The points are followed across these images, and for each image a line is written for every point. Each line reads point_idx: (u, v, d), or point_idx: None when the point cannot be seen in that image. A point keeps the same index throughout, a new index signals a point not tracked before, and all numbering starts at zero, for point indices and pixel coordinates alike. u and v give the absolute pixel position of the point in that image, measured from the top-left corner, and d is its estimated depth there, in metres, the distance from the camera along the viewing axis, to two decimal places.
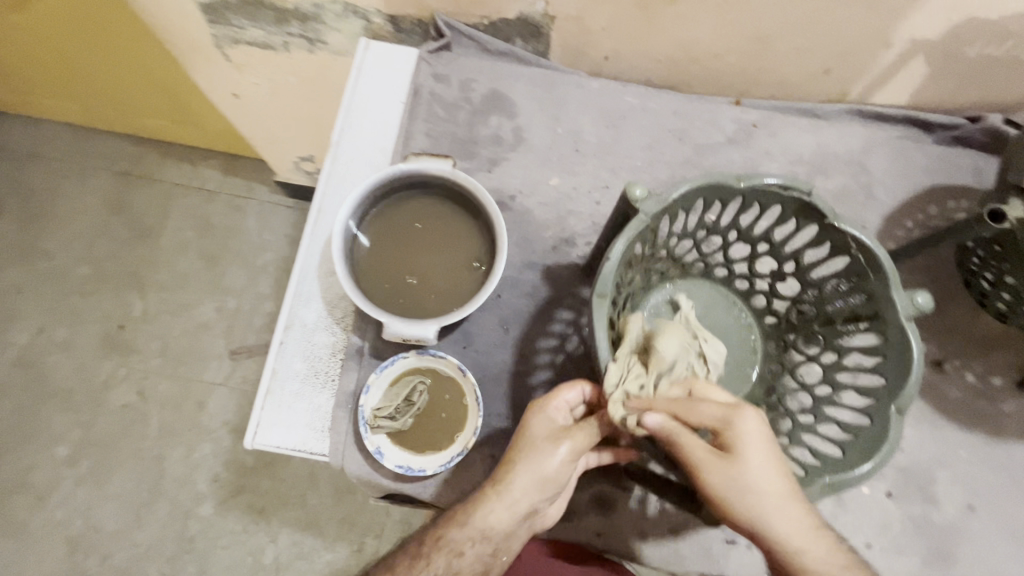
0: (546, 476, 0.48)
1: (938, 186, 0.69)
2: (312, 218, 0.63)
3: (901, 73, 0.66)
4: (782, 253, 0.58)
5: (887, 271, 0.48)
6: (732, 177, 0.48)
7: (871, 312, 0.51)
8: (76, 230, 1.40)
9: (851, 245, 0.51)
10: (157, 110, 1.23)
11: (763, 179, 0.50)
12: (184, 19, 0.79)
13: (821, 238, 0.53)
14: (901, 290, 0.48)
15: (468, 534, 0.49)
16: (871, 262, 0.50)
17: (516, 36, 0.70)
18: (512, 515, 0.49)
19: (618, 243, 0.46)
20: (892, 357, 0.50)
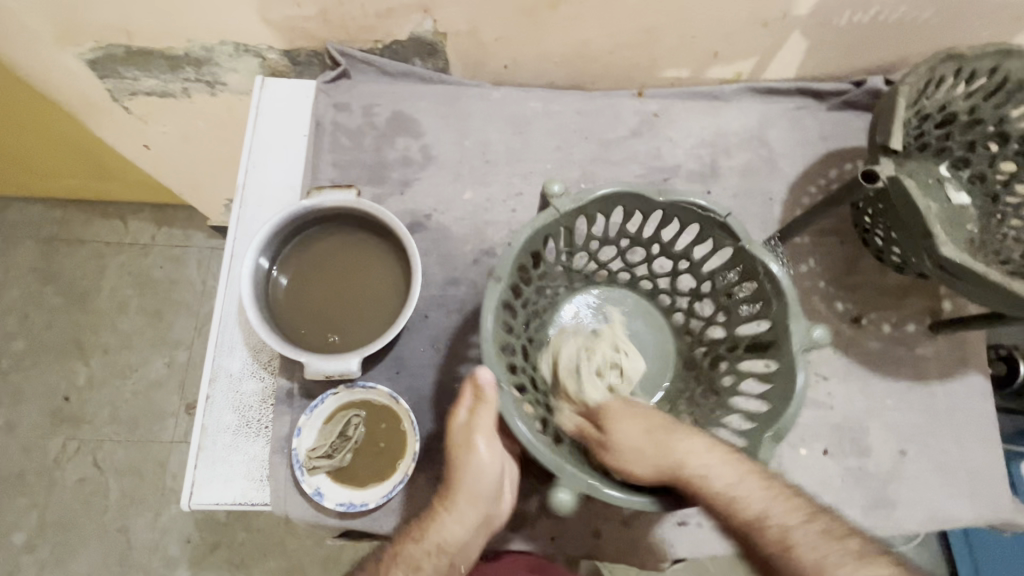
0: (477, 470, 0.50)
1: (834, 151, 0.72)
2: (225, 264, 0.62)
3: (783, 49, 0.68)
4: (699, 269, 0.61)
5: (787, 297, 0.51)
6: (648, 188, 0.52)
7: (769, 339, 0.54)
8: (6, 304, 1.34)
9: (760, 272, 0.53)
10: (73, 170, 1.19)
11: (682, 194, 0.54)
12: (74, 77, 0.77)
13: (737, 264, 0.56)
14: (799, 319, 0.51)
15: (424, 548, 0.49)
16: (775, 288, 0.52)
17: (413, 56, 0.70)
18: (464, 525, 0.50)
19: (525, 231, 0.50)
20: (783, 359, 0.52)
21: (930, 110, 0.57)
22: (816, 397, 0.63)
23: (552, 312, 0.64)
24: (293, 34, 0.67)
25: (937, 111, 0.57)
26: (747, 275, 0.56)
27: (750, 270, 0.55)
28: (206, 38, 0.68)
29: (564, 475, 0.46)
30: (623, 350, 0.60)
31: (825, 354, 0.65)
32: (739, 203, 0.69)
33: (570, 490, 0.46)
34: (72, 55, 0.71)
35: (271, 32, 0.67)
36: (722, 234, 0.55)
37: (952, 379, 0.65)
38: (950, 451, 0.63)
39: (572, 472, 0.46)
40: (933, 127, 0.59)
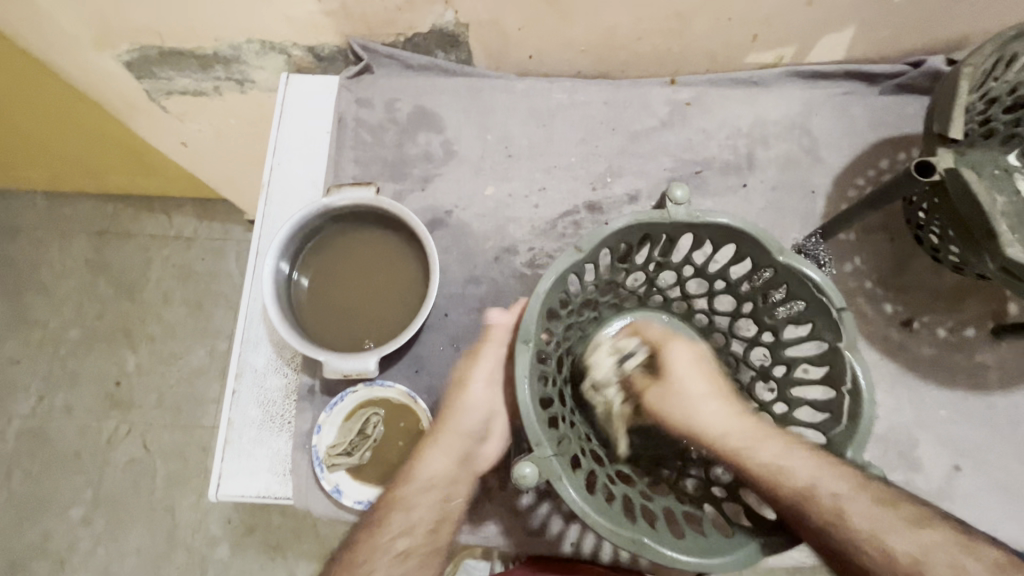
0: (464, 407, 0.53)
1: (885, 139, 0.66)
2: (251, 261, 0.63)
3: (830, 30, 0.63)
4: (762, 317, 0.57)
5: (862, 426, 0.45)
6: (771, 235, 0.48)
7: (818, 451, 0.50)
8: (63, 294, 1.43)
9: (846, 382, 0.48)
10: (120, 167, 1.24)
11: (803, 261, 0.49)
12: (113, 78, 0.79)
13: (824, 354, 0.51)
14: (857, 454, 0.46)
15: (416, 486, 0.51)
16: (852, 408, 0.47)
17: (435, 48, 0.69)
18: (449, 461, 0.52)
19: (626, 221, 0.48)
20: (837, 440, 0.48)
21: (996, 93, 0.53)
22: None
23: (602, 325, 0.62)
24: (316, 30, 0.67)
25: (1006, 94, 0.53)
26: (814, 322, 0.51)
27: (825, 325, 0.50)
28: (232, 36, 0.69)
29: (538, 451, 0.43)
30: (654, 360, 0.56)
31: (870, 359, 0.60)
32: (778, 197, 0.65)
33: (538, 468, 0.43)
34: (110, 57, 0.74)
35: (295, 29, 0.67)
36: (798, 285, 0.50)
37: (1016, 389, 0.60)
38: (1011, 468, 0.58)
39: (551, 453, 0.44)
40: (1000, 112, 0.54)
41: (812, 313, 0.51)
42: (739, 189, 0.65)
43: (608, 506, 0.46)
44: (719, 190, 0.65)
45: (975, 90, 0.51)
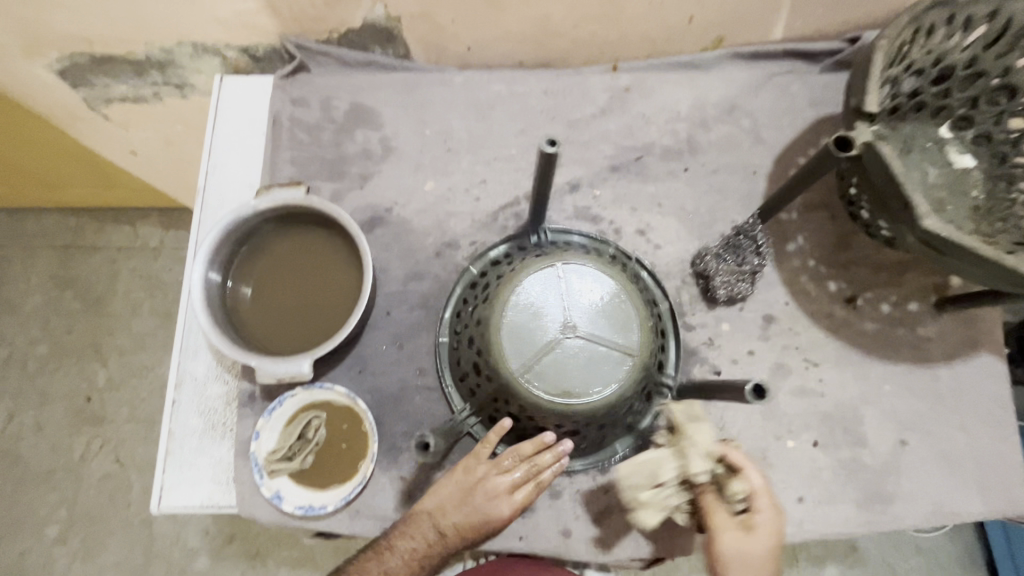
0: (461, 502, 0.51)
1: (825, 117, 0.66)
2: (188, 268, 0.62)
3: (764, 8, 0.63)
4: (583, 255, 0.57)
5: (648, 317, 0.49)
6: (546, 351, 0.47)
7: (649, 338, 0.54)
8: (29, 311, 1.40)
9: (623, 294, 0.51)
10: (77, 179, 1.22)
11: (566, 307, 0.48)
12: (49, 88, 0.77)
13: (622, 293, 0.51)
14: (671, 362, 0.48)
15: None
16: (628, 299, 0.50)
17: (371, 44, 0.68)
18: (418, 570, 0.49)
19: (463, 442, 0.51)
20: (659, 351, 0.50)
21: (920, 65, 0.51)
22: (805, 385, 0.59)
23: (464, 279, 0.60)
24: (247, 30, 0.66)
25: (931, 64, 0.51)
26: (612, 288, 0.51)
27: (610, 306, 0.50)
28: (163, 39, 0.68)
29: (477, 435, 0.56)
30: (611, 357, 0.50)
31: (815, 338, 0.60)
32: (721, 179, 0.64)
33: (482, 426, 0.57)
34: (42, 66, 0.72)
35: (225, 29, 0.66)
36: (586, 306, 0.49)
37: (958, 361, 0.60)
38: (957, 439, 0.58)
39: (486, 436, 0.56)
40: (928, 84, 0.53)
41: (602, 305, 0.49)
42: (681, 172, 0.64)
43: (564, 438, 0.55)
44: (662, 175, 0.64)
45: (892, 66, 0.49)
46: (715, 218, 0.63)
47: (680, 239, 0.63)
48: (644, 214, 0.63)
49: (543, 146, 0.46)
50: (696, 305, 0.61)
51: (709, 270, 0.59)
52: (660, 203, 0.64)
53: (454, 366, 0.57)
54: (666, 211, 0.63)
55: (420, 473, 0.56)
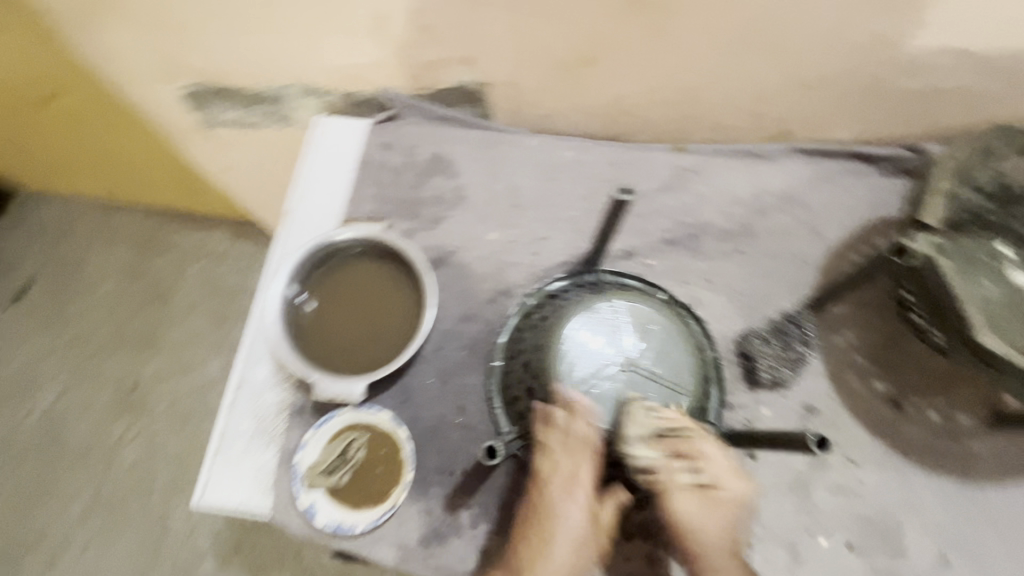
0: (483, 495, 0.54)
1: (883, 219, 0.68)
2: (264, 281, 0.67)
3: (829, 110, 0.67)
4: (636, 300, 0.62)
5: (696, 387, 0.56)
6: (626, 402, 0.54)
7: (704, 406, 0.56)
8: (99, 297, 1.52)
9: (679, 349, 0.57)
10: (169, 184, 1.34)
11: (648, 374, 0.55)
12: (172, 107, 0.88)
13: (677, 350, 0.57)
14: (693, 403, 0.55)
15: None
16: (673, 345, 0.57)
17: (457, 102, 0.75)
18: None
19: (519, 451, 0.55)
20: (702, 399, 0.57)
21: (981, 182, 0.55)
22: (842, 482, 0.58)
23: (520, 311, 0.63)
24: (351, 79, 0.74)
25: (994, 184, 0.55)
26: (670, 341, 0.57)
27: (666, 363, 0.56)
28: (278, 79, 0.76)
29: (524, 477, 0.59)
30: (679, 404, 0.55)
31: (856, 436, 0.60)
32: (775, 264, 0.66)
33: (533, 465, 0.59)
34: (172, 89, 0.82)
35: (333, 76, 0.74)
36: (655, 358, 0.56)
37: (1011, 484, 0.58)
38: (1002, 565, 0.55)
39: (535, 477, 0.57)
40: (993, 203, 0.55)
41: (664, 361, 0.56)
42: (735, 254, 0.66)
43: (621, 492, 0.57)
44: (716, 254, 0.67)
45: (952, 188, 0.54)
46: (765, 301, 0.65)
47: (727, 317, 0.64)
48: (694, 288, 0.65)
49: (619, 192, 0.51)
50: (738, 384, 0.61)
51: (755, 352, 0.61)
52: (711, 280, 0.66)
53: (505, 391, 0.60)
54: (716, 288, 0.65)
55: (447, 509, 0.58)
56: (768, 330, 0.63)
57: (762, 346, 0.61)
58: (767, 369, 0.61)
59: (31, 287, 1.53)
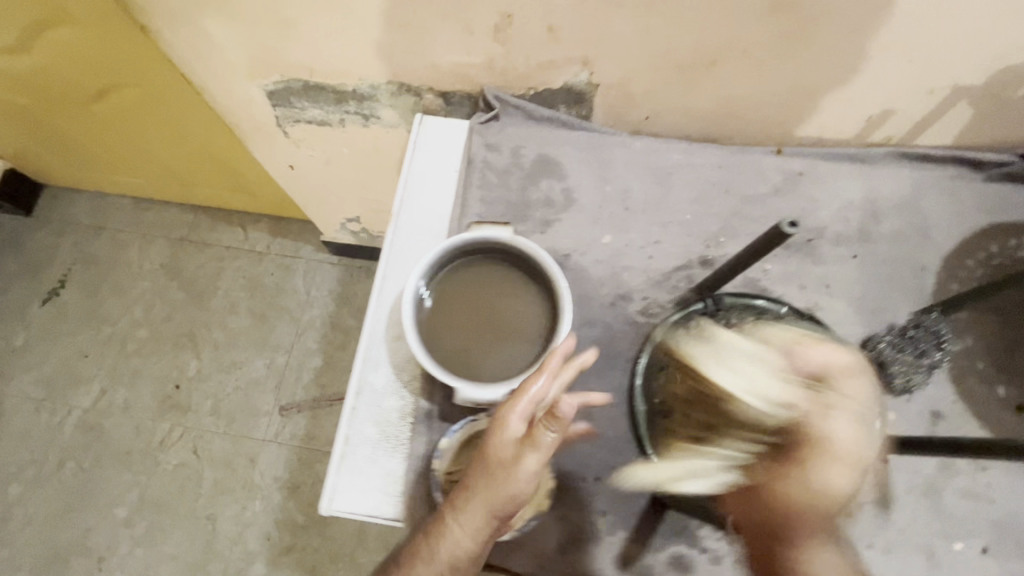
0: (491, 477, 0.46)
1: (994, 225, 0.68)
2: (376, 285, 0.66)
3: (945, 116, 0.67)
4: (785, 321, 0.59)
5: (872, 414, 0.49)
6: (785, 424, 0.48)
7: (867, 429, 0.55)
8: (136, 295, 1.48)
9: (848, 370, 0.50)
10: (215, 180, 1.32)
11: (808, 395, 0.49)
12: (251, 103, 0.86)
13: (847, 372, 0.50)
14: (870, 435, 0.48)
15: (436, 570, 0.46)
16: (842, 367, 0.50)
17: (560, 103, 0.74)
18: None
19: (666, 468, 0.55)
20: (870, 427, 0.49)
21: None
22: (973, 488, 0.58)
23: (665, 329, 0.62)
24: (454, 79, 0.73)
25: None
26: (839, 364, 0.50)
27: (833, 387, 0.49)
28: (375, 77, 0.75)
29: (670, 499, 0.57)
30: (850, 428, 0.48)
31: (983, 441, 0.60)
32: (889, 270, 0.66)
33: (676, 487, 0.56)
34: (257, 85, 0.80)
35: (435, 76, 0.72)
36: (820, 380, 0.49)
37: None
38: None
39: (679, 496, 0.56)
40: None
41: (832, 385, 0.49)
42: (851, 259, 0.67)
43: None
44: (831, 259, 0.67)
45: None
46: (883, 308, 0.65)
47: (847, 323, 0.64)
48: (812, 294, 0.66)
49: (784, 225, 0.48)
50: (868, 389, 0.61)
51: (887, 358, 0.60)
52: (828, 286, 0.66)
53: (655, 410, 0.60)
54: (834, 294, 0.65)
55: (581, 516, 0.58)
56: (899, 334, 0.62)
57: (895, 352, 0.61)
58: (901, 373, 0.60)
59: (65, 284, 1.50)
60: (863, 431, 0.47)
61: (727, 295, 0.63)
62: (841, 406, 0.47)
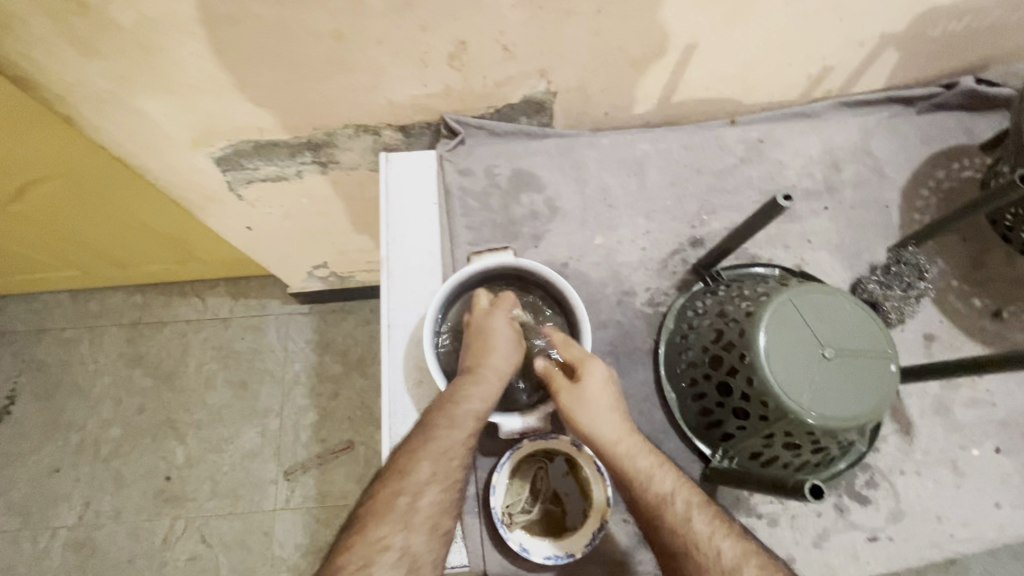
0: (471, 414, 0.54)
1: (936, 153, 0.74)
2: (383, 334, 0.64)
3: (876, 64, 0.71)
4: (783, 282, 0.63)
5: (883, 359, 0.52)
6: (808, 382, 0.51)
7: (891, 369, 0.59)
8: (99, 393, 1.38)
9: (857, 322, 0.53)
10: (161, 255, 1.24)
11: (826, 350, 0.51)
12: (197, 174, 0.81)
13: (857, 324, 0.53)
14: (885, 378, 0.52)
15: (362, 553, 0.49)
16: (850, 319, 0.53)
17: (521, 115, 0.74)
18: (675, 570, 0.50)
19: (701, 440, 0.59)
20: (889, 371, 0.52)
21: None
22: (975, 395, 0.64)
23: (674, 312, 0.66)
24: (411, 111, 0.71)
25: None
26: (848, 317, 0.53)
27: (844, 342, 0.52)
28: (330, 124, 0.72)
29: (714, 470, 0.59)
30: (862, 377, 0.51)
31: (973, 352, 0.66)
32: (858, 214, 0.71)
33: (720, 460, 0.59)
34: (203, 155, 0.76)
35: (392, 112, 0.71)
36: (833, 337, 0.52)
37: None
38: None
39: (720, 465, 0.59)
40: None
41: (843, 339, 0.52)
42: (823, 211, 0.71)
43: (814, 469, 0.58)
44: (806, 214, 0.71)
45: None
46: (861, 250, 0.70)
47: (833, 272, 0.69)
48: (797, 251, 0.69)
49: (778, 201, 0.50)
50: None
51: (878, 297, 0.65)
52: (809, 240, 0.70)
53: (684, 392, 0.62)
54: (817, 247, 0.70)
55: None
56: (883, 274, 0.67)
57: (886, 291, 0.65)
58: (896, 308, 0.65)
59: (15, 399, 1.37)
60: (869, 375, 0.52)
61: (722, 268, 0.66)
62: (847, 358, 0.52)
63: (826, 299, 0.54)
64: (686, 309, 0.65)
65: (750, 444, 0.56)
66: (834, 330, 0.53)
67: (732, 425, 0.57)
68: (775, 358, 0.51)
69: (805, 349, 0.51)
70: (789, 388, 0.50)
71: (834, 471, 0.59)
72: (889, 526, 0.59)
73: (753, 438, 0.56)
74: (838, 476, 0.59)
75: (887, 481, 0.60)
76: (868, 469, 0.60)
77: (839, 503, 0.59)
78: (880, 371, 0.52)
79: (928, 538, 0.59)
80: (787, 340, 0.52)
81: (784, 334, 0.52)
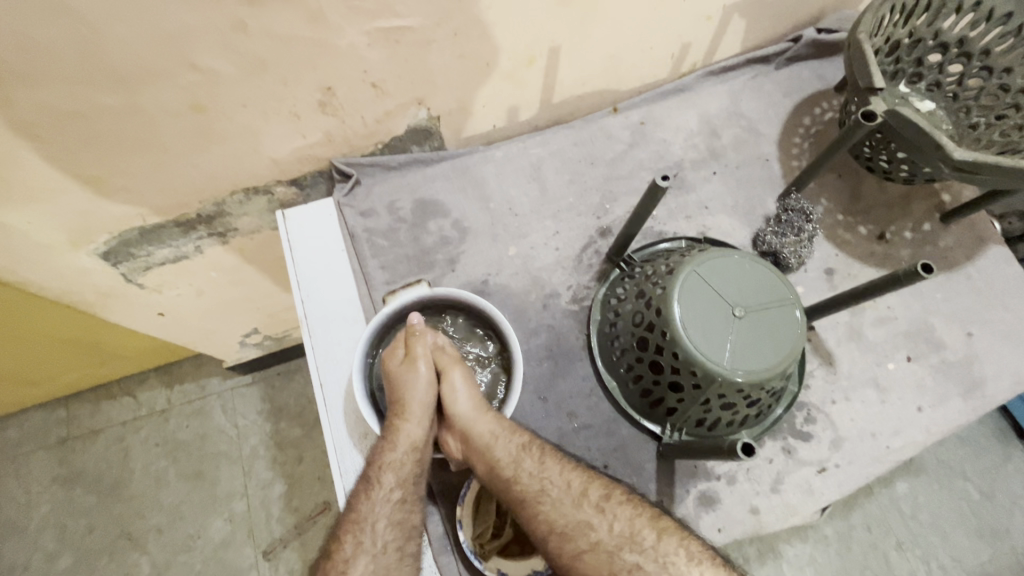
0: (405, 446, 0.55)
1: (799, 103, 0.80)
2: (318, 394, 0.62)
3: (728, 31, 0.76)
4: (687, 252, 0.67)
5: (790, 306, 0.56)
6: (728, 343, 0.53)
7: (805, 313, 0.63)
8: (36, 525, 1.23)
9: (758, 276, 0.57)
10: (73, 361, 1.14)
11: (737, 309, 0.54)
12: (86, 272, 0.75)
13: (758, 278, 0.56)
14: (795, 324, 0.55)
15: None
16: (753, 275, 0.56)
17: (411, 144, 0.73)
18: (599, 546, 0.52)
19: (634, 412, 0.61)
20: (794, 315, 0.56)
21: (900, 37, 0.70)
22: (880, 315, 0.69)
23: (599, 302, 0.68)
24: (297, 164, 0.70)
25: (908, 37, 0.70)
26: (749, 273, 0.57)
27: (751, 297, 0.55)
28: (217, 193, 0.69)
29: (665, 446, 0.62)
30: (774, 326, 0.55)
31: (870, 276, 0.71)
32: (745, 172, 0.76)
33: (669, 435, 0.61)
34: (86, 253, 0.71)
35: (279, 168, 0.69)
36: (741, 296, 0.55)
37: (979, 257, 0.73)
38: (1005, 319, 0.70)
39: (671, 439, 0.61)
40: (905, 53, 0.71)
41: (749, 294, 0.55)
42: (713, 176, 0.75)
43: (752, 421, 0.61)
44: (699, 183, 0.75)
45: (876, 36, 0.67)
46: (754, 206, 0.74)
47: (735, 231, 0.73)
48: (698, 220, 0.73)
49: (657, 181, 0.52)
50: None
51: (776, 247, 0.69)
52: (706, 207, 0.74)
53: (623, 379, 0.63)
54: (715, 211, 0.73)
55: None
56: (777, 223, 0.71)
57: (780, 240, 0.70)
58: (793, 253, 0.69)
59: None
60: (780, 324, 0.55)
61: (633, 252, 0.69)
62: (758, 312, 0.55)
63: (726, 262, 0.57)
64: (608, 299, 0.67)
65: (692, 414, 0.59)
66: (739, 287, 0.56)
67: (671, 399, 0.59)
68: (691, 326, 0.54)
69: (718, 312, 0.54)
70: (712, 352, 0.53)
71: (770, 421, 0.63)
72: (834, 454, 0.63)
73: (694, 408, 0.58)
74: (777, 422, 0.63)
75: (822, 414, 0.64)
76: (804, 406, 0.64)
77: (785, 445, 0.63)
78: (790, 319, 0.55)
79: (868, 455, 0.63)
80: (699, 308, 0.54)
81: (696, 303, 0.54)
